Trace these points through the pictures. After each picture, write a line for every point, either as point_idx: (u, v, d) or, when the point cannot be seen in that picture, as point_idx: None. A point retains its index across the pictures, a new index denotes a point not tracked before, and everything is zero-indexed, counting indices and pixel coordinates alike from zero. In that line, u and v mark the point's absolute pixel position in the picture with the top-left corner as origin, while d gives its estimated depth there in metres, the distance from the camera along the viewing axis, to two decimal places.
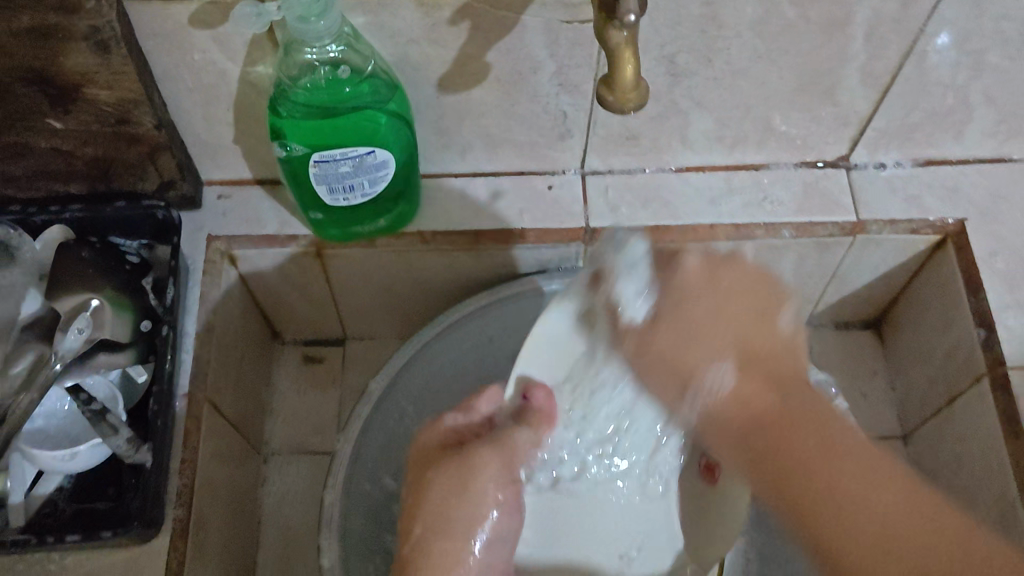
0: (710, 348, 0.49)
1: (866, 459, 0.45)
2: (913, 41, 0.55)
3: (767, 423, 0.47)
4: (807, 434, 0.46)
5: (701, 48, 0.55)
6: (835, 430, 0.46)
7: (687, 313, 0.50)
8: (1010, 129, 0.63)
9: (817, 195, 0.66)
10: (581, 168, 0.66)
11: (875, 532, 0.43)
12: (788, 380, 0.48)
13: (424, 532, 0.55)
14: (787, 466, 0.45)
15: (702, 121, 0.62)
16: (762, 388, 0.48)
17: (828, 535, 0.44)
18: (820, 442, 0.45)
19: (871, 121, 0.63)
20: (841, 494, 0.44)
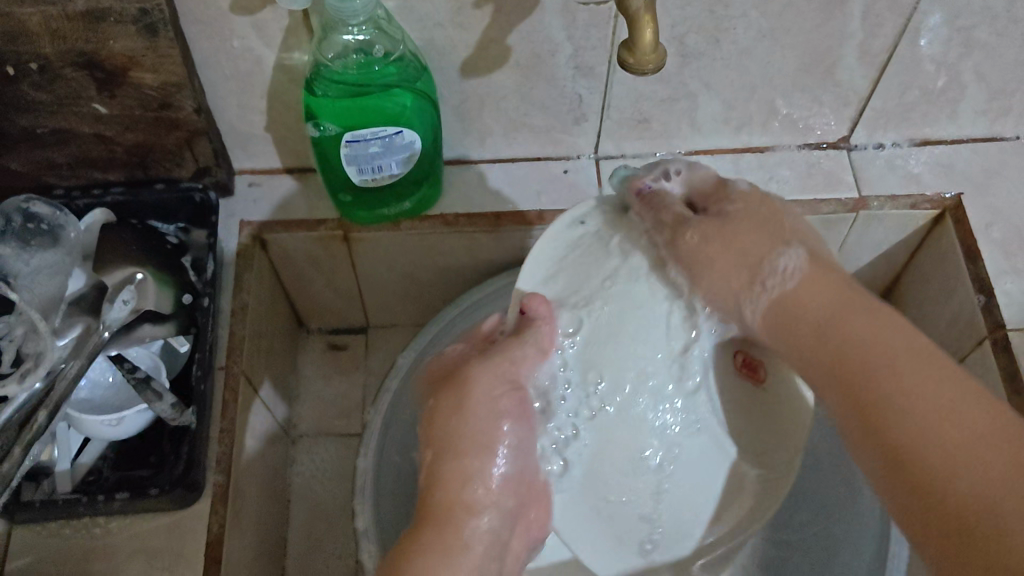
0: (767, 245, 0.50)
1: (958, 394, 0.42)
2: (908, 19, 0.59)
3: (880, 368, 0.44)
4: (913, 369, 0.43)
5: (709, 28, 0.58)
6: (949, 385, 0.43)
7: (709, 258, 0.51)
8: (1000, 106, 0.67)
9: (819, 174, 0.69)
10: (595, 153, 0.70)
11: (961, 498, 0.40)
12: (854, 307, 0.47)
13: (436, 456, 0.48)
14: (882, 415, 0.43)
15: (710, 103, 0.65)
16: (899, 340, 0.45)
17: (920, 461, 0.42)
18: (941, 415, 0.42)
19: (869, 101, 0.66)
20: (964, 442, 0.41)
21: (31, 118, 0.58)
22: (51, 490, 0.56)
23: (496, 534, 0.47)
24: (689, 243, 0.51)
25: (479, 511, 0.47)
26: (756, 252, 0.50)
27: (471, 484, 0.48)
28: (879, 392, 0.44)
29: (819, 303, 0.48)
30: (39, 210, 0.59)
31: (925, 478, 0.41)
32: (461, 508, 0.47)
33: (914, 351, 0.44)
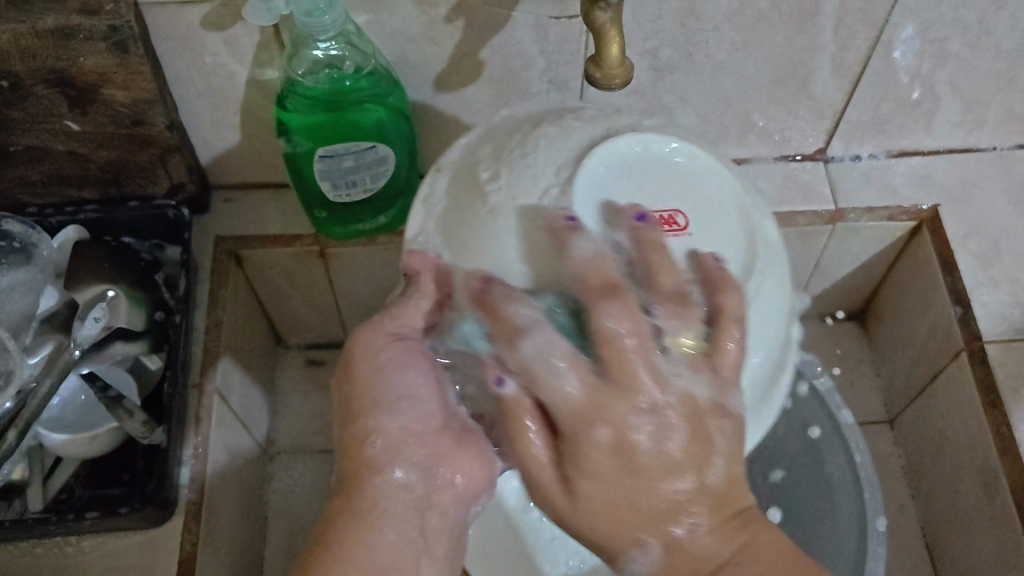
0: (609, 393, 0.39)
1: (768, 565, 0.40)
2: (880, 32, 0.59)
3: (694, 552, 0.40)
4: (744, 554, 0.41)
5: (681, 41, 0.59)
6: (753, 551, 0.41)
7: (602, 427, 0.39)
8: (975, 117, 0.67)
9: (796, 186, 0.69)
10: None
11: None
12: (625, 477, 0.40)
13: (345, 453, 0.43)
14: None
15: (686, 115, 0.65)
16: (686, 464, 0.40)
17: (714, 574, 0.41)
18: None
19: (844, 114, 0.66)
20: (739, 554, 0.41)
21: (4, 135, 0.58)
22: (23, 509, 0.55)
23: (411, 491, 0.43)
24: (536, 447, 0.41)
25: (389, 467, 0.42)
26: (626, 388, 0.39)
27: (370, 439, 0.43)
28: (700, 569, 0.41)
29: (616, 487, 0.40)
30: (11, 227, 0.58)
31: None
32: (364, 469, 0.42)
33: (740, 526, 0.41)
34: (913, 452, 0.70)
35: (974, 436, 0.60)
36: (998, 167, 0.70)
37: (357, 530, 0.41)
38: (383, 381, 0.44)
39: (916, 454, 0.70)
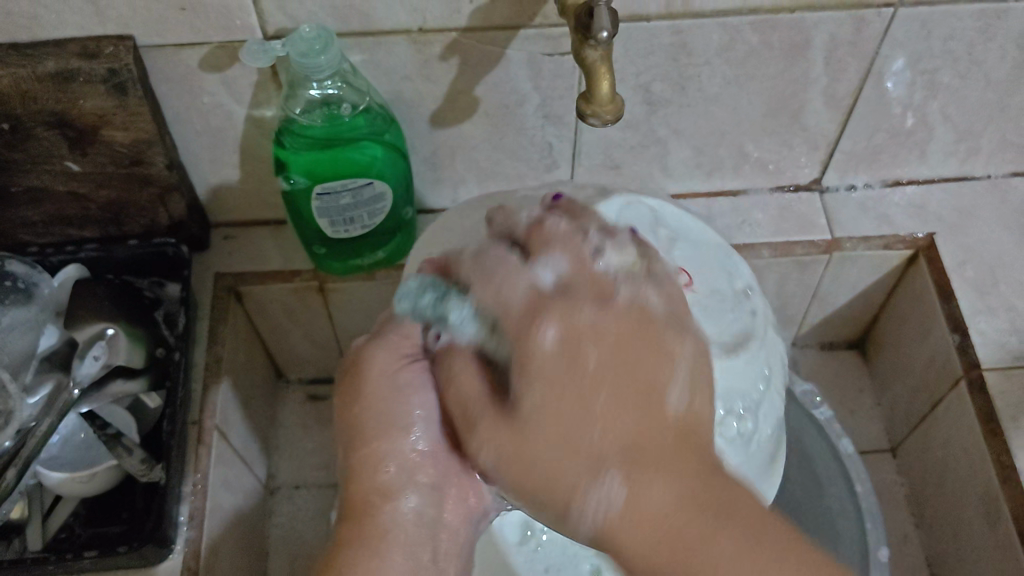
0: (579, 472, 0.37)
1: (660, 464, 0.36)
2: (870, 64, 0.60)
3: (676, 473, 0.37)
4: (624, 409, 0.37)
5: (674, 75, 0.59)
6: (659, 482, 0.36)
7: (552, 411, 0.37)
8: (969, 145, 0.68)
9: (792, 217, 0.69)
10: None
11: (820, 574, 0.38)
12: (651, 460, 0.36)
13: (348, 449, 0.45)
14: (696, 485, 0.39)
15: (680, 148, 0.66)
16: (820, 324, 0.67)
17: None
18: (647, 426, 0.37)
19: (838, 143, 0.67)
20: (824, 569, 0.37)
21: (4, 178, 0.59)
22: (22, 547, 0.55)
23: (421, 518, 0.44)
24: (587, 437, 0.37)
25: (399, 496, 0.44)
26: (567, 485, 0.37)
27: (384, 465, 0.44)
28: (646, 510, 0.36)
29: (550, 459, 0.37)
30: (14, 268, 0.60)
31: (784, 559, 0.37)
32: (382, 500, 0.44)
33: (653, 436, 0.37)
34: (915, 481, 0.70)
35: (976, 463, 0.60)
36: (993, 195, 0.70)
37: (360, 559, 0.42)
38: (395, 406, 0.44)
39: (919, 481, 0.69)
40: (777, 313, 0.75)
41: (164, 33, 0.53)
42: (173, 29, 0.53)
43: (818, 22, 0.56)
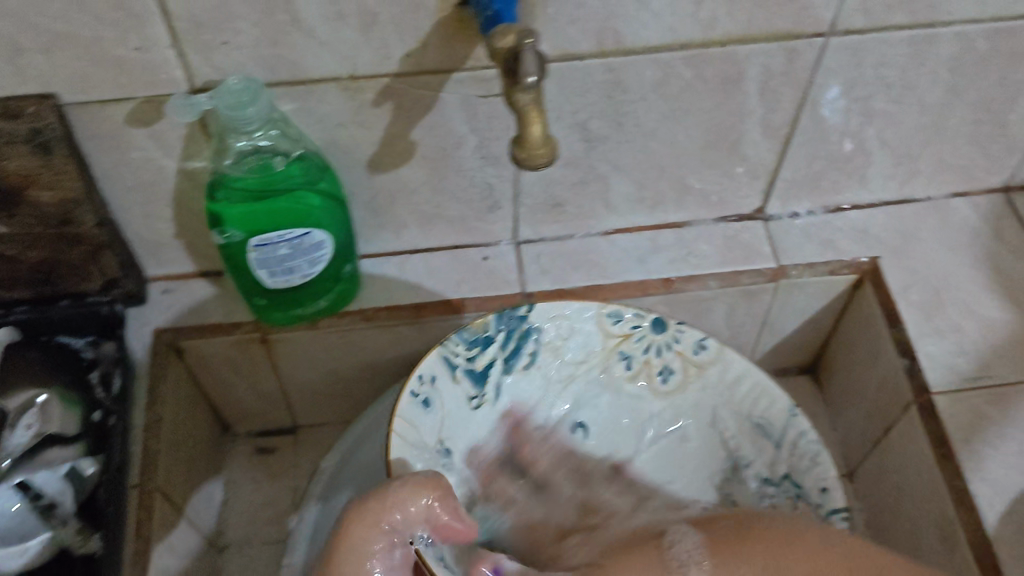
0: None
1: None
2: (804, 94, 0.60)
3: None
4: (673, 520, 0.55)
5: (612, 111, 0.59)
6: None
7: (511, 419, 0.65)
8: (906, 169, 0.68)
9: (737, 247, 0.69)
10: (514, 239, 0.69)
11: None
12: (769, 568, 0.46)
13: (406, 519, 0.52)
14: None
15: (622, 184, 0.66)
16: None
17: None
18: None
19: (778, 172, 0.67)
20: None
21: None
22: None
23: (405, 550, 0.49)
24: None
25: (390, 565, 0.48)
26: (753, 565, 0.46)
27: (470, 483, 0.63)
28: None
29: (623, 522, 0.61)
30: None
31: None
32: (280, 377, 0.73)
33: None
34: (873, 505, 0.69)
35: (933, 487, 0.59)
36: (933, 217, 0.71)
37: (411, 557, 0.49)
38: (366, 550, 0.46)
39: (877, 506, 0.69)
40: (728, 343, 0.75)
41: (88, 89, 0.52)
42: (98, 85, 0.52)
43: (751, 54, 0.56)
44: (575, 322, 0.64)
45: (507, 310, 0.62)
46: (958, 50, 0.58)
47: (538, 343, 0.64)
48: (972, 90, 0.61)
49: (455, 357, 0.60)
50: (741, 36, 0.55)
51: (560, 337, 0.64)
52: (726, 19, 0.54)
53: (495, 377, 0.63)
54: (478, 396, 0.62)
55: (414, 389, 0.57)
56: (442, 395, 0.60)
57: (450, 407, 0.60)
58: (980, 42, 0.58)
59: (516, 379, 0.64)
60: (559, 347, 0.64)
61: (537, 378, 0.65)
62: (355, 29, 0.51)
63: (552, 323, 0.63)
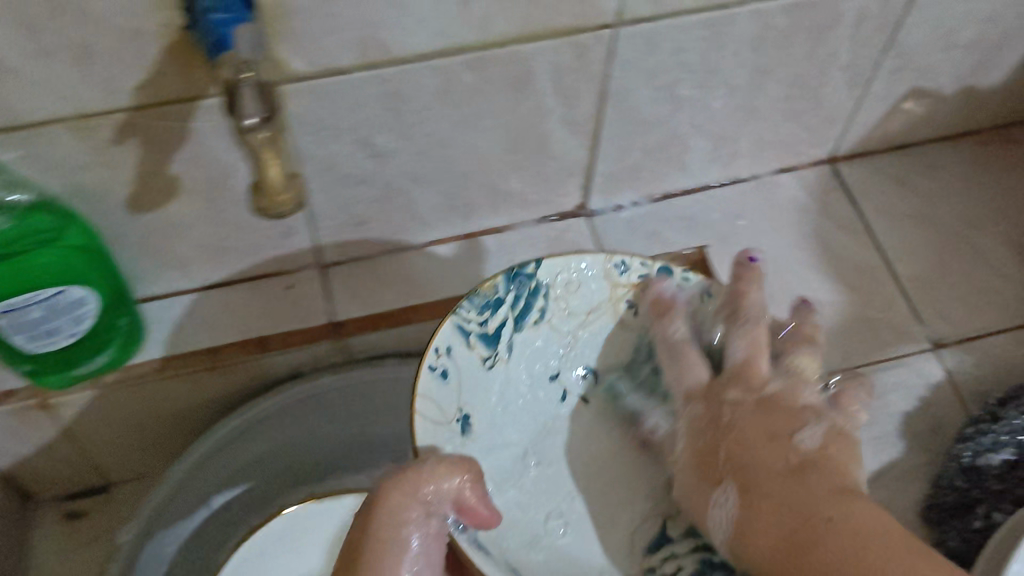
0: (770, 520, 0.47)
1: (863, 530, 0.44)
2: (603, 87, 0.55)
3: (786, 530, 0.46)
4: (744, 431, 0.51)
5: (396, 125, 0.53)
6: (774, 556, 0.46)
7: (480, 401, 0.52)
8: (727, 151, 0.65)
9: (562, 249, 0.65)
10: (320, 262, 0.63)
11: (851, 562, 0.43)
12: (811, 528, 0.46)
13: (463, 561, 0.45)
14: (800, 545, 0.46)
15: (427, 196, 0.60)
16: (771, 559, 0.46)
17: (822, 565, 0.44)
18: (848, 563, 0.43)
19: (594, 167, 0.62)
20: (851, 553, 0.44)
21: None
22: None
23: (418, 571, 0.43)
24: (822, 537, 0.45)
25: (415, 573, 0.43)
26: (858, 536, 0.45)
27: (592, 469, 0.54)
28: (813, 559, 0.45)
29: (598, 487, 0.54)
30: None
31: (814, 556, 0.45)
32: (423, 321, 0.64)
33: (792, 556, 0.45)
34: None
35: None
36: (761, 196, 0.68)
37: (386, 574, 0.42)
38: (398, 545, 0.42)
39: None
40: None
41: None
42: None
43: (536, 52, 0.51)
44: (585, 274, 0.55)
45: (517, 269, 0.53)
46: (756, 28, 0.54)
47: (548, 300, 0.55)
48: (780, 67, 0.58)
49: (468, 324, 0.51)
50: (520, 31, 0.50)
51: (569, 294, 0.55)
52: (500, 17, 0.48)
53: (506, 338, 0.54)
54: (490, 356, 0.53)
55: (431, 364, 0.49)
56: (460, 368, 0.51)
57: (470, 374, 0.52)
58: (779, 19, 0.54)
59: (529, 338, 0.55)
60: (562, 300, 0.55)
61: (552, 334, 0.56)
62: (68, 64, 0.44)
63: (562, 277, 0.55)
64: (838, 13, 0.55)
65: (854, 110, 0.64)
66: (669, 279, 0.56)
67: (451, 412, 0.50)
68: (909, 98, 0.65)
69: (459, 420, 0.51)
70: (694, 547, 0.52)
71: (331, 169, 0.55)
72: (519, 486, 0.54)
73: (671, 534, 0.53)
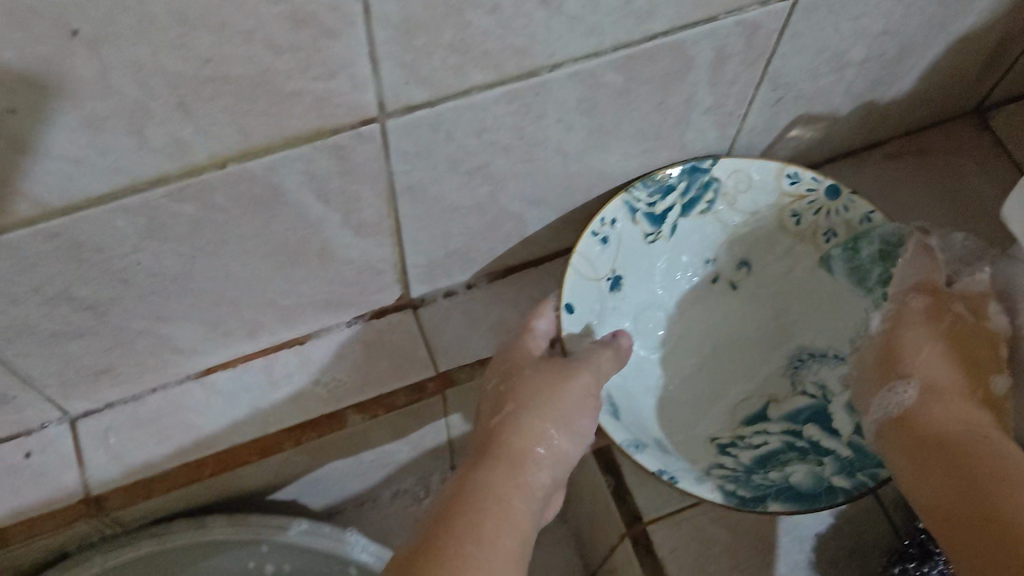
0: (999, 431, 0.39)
1: (1008, 462, 0.36)
2: (388, 186, 0.41)
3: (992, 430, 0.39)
4: (940, 339, 0.43)
5: (102, 274, 0.39)
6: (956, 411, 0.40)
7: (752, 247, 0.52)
8: (576, 215, 0.52)
9: (382, 357, 0.52)
10: (65, 416, 0.49)
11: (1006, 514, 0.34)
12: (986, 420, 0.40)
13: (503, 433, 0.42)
14: (942, 452, 0.38)
15: (185, 329, 0.46)
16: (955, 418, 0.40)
17: (971, 487, 0.36)
18: (997, 475, 0.36)
19: (407, 260, 0.49)
20: (1000, 486, 0.35)
21: None
22: None
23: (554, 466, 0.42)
24: (927, 425, 0.40)
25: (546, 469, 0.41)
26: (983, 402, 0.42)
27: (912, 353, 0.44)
28: (972, 462, 0.37)
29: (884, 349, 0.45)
30: None
31: (970, 475, 0.36)
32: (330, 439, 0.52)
33: (964, 471, 0.37)
34: None
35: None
36: None
37: (491, 475, 0.39)
38: (562, 411, 0.43)
39: None
40: (411, 449, 0.59)
41: None
42: None
43: (274, 166, 0.37)
44: (757, 181, 0.49)
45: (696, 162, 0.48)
46: (581, 90, 0.40)
47: (717, 194, 0.50)
48: (627, 124, 0.44)
49: (636, 202, 0.48)
50: (233, 152, 0.35)
51: (739, 190, 0.50)
52: (201, 136, 0.34)
53: (670, 219, 0.50)
54: (655, 233, 0.50)
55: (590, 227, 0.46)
56: (619, 239, 0.48)
57: (628, 249, 0.49)
58: (610, 76, 0.40)
59: (694, 225, 0.51)
60: (738, 200, 0.50)
61: (718, 228, 0.51)
62: None
63: (736, 176, 0.49)
64: (688, 56, 0.41)
65: (729, 148, 0.51)
66: (835, 202, 0.50)
67: (600, 272, 0.48)
68: (796, 125, 0.52)
69: (611, 280, 0.49)
70: (783, 429, 0.48)
71: (28, 333, 0.40)
72: (638, 351, 0.51)
73: (769, 412, 0.49)
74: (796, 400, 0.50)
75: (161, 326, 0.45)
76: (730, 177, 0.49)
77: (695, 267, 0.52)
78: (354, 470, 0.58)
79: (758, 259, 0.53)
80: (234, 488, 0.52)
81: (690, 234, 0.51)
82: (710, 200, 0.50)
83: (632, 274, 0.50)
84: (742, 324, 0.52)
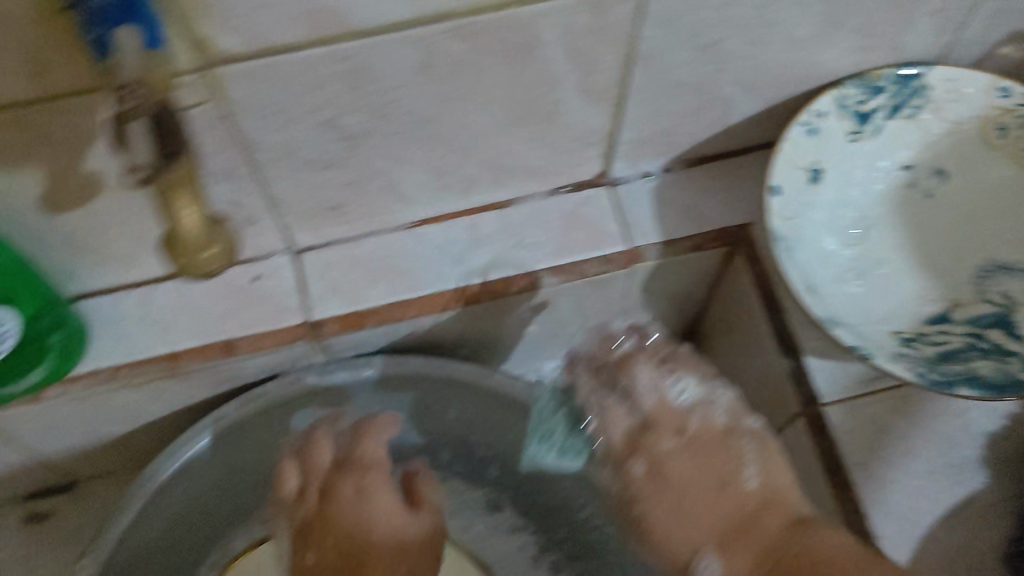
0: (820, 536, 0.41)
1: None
2: (628, 52, 0.44)
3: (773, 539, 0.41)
4: (678, 492, 0.43)
5: (367, 105, 0.42)
6: (772, 523, 0.42)
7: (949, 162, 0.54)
8: (780, 111, 0.53)
9: (579, 227, 0.55)
10: (290, 247, 0.54)
11: None
12: (799, 529, 0.41)
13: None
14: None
15: (413, 175, 0.50)
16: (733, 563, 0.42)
17: None
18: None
19: (618, 135, 0.51)
20: None
21: None
22: None
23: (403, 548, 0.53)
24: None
25: None
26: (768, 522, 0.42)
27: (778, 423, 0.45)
28: None
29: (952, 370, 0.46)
30: None
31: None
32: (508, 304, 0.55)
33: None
34: None
35: (813, 487, 0.51)
36: None
37: None
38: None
39: None
40: None
41: None
42: None
43: (539, 15, 0.40)
44: (970, 94, 0.52)
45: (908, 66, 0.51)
46: None
47: (925, 101, 0.53)
48: (855, 16, 0.46)
49: (847, 98, 0.51)
50: None
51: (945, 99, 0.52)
52: None
53: (875, 121, 0.53)
54: (860, 132, 0.53)
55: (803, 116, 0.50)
56: (826, 133, 0.52)
57: (832, 145, 0.52)
58: None
59: (897, 130, 0.53)
60: (944, 109, 0.53)
61: (918, 136, 0.54)
62: None
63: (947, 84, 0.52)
64: None
65: (940, 59, 0.52)
66: None
67: (804, 160, 0.51)
68: (1009, 43, 0.53)
69: (812, 173, 0.52)
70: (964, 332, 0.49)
71: (290, 156, 0.45)
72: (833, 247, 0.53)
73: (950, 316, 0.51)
74: (980, 306, 0.50)
75: (394, 168, 0.48)
76: (937, 85, 0.52)
77: (892, 177, 0.54)
78: (530, 341, 0.62)
79: (953, 172, 0.54)
80: (427, 337, 0.56)
81: (892, 142, 0.54)
82: (916, 107, 0.53)
83: (835, 170, 0.53)
84: (932, 233, 0.54)
